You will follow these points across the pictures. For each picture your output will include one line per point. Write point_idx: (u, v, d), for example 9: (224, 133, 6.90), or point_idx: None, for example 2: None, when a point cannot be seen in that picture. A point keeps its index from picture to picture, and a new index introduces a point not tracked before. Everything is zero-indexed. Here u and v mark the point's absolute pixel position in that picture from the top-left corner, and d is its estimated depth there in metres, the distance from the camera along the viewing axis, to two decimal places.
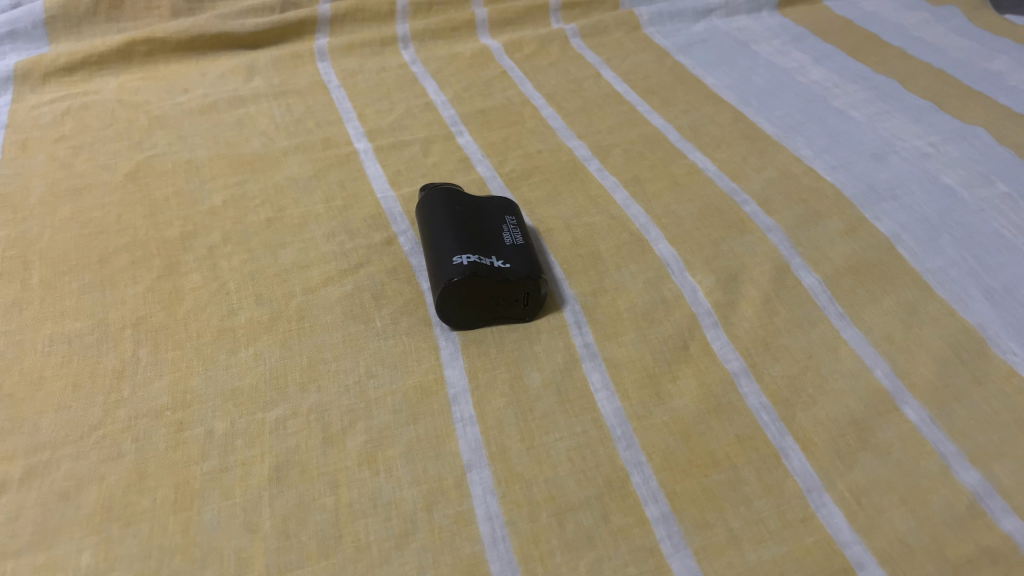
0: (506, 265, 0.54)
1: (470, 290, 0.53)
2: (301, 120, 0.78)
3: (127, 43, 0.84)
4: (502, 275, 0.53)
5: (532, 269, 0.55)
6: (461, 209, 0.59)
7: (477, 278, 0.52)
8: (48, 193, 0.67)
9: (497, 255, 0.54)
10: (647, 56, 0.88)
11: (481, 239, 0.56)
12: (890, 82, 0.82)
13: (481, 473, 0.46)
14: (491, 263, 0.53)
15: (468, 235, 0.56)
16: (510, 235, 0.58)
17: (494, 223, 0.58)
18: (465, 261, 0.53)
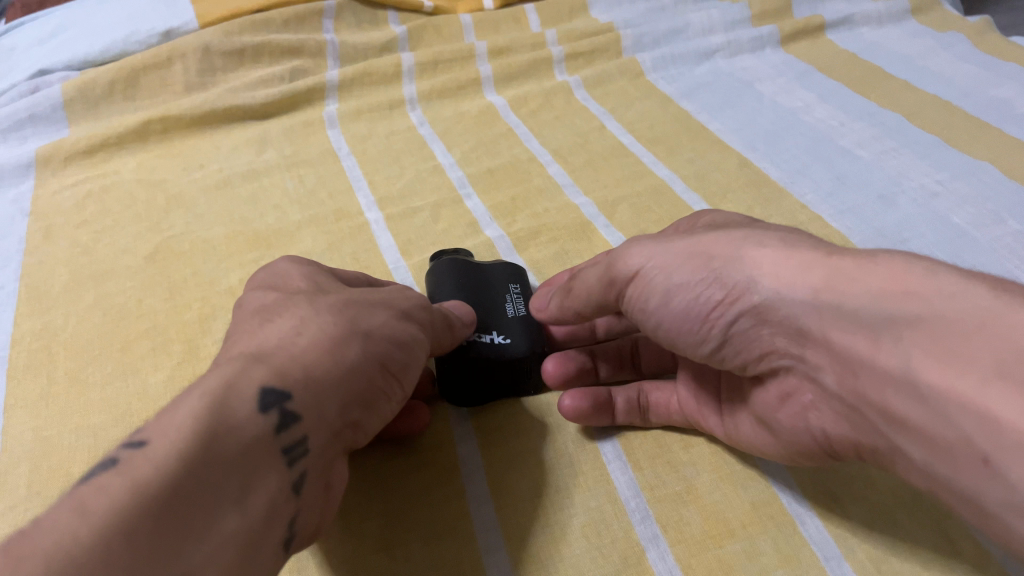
0: (507, 338, 0.55)
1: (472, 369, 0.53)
2: (313, 191, 0.79)
3: (143, 121, 0.86)
4: (502, 350, 0.54)
5: (533, 341, 0.55)
6: (462, 278, 0.60)
7: (476, 358, 0.53)
8: (71, 281, 0.69)
9: (496, 332, 0.55)
10: (651, 104, 0.89)
11: (482, 315, 0.56)
12: (896, 117, 0.82)
13: (498, 555, 0.46)
14: (489, 342, 0.54)
15: (470, 309, 0.57)
16: (512, 305, 0.58)
17: (496, 294, 0.59)
18: (463, 341, 0.54)
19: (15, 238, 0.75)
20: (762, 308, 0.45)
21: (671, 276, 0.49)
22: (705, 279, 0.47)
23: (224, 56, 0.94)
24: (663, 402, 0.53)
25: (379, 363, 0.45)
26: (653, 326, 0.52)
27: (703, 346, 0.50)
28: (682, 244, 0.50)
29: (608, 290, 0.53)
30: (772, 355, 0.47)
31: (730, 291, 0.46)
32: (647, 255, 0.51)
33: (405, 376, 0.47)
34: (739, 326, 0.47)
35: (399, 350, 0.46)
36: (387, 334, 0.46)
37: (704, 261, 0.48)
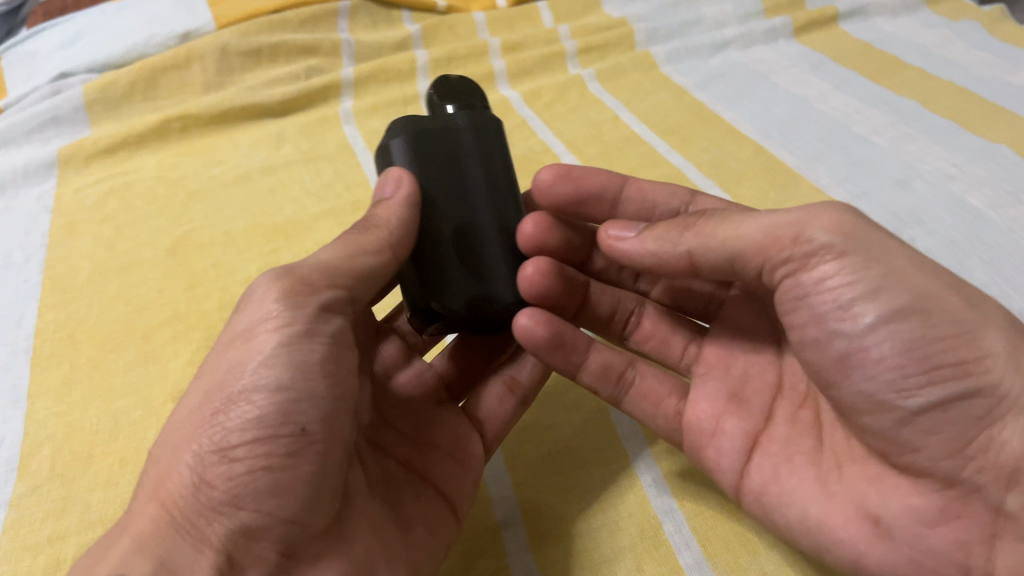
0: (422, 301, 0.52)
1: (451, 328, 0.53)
2: (330, 184, 0.80)
3: (163, 120, 0.87)
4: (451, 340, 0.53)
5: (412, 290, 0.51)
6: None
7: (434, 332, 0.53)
8: (94, 274, 0.71)
9: None
10: (664, 95, 0.89)
11: None
12: (911, 104, 0.82)
13: (515, 530, 0.48)
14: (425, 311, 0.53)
15: None
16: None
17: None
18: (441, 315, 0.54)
19: (39, 234, 0.76)
20: (1007, 402, 0.40)
21: (893, 290, 0.42)
22: (949, 337, 0.41)
23: (241, 56, 0.95)
24: (654, 394, 0.53)
25: (213, 455, 0.39)
26: (837, 342, 0.44)
27: (898, 398, 0.42)
28: (905, 255, 0.43)
29: (789, 229, 0.44)
30: (968, 460, 0.41)
31: (977, 355, 0.41)
32: (852, 245, 0.43)
33: (282, 417, 0.40)
34: (967, 407, 0.41)
35: (239, 413, 0.40)
36: (215, 412, 0.40)
37: (955, 306, 0.42)
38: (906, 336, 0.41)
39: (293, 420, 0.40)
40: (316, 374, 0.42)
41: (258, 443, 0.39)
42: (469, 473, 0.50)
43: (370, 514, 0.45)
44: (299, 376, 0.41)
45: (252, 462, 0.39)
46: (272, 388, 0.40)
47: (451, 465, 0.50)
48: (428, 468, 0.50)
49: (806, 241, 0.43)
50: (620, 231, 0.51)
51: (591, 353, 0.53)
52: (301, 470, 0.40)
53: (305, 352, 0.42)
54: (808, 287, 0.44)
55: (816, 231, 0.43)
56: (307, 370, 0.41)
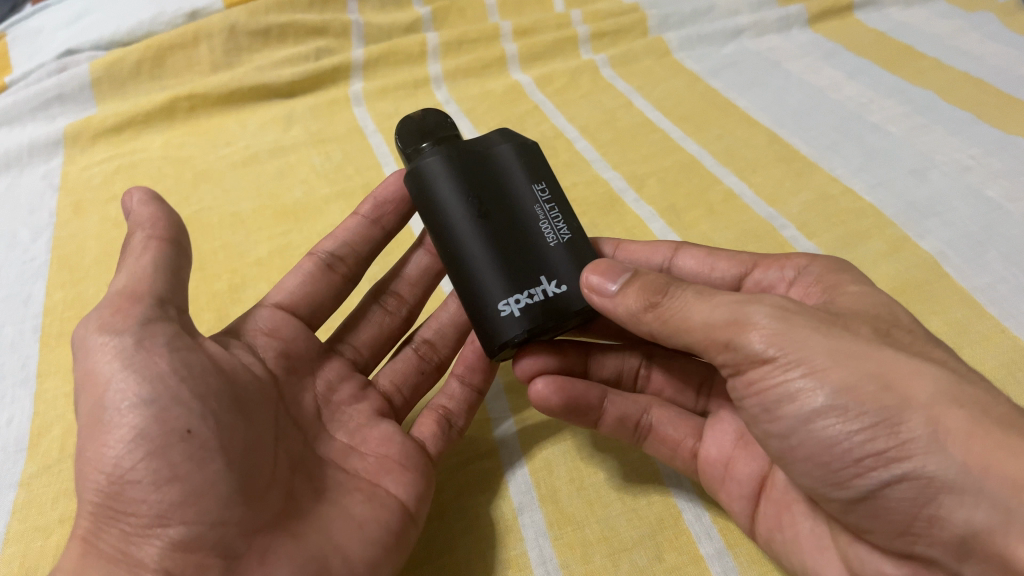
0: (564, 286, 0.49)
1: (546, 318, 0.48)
2: (340, 167, 0.79)
3: (170, 99, 0.86)
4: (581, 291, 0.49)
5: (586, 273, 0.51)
6: (468, 195, 0.51)
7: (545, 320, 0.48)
8: (101, 254, 0.70)
9: (544, 277, 0.49)
10: (677, 82, 0.88)
11: (517, 252, 0.49)
12: (927, 94, 0.81)
13: (533, 516, 0.47)
14: (548, 288, 0.48)
15: (499, 247, 0.49)
16: (545, 228, 0.51)
17: (524, 211, 0.51)
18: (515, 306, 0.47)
19: (45, 212, 0.75)
20: (936, 482, 0.37)
21: (827, 377, 0.40)
22: (872, 423, 0.38)
23: (249, 36, 0.93)
24: (672, 438, 0.50)
25: (108, 487, 0.40)
26: (772, 441, 0.43)
27: (834, 490, 0.41)
28: (824, 340, 0.40)
29: (725, 333, 0.42)
30: (915, 538, 0.39)
31: (900, 442, 0.38)
32: (774, 339, 0.41)
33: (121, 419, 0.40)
34: (895, 492, 0.38)
35: (116, 444, 0.40)
36: (102, 451, 0.41)
37: (875, 390, 0.39)
38: (840, 434, 0.39)
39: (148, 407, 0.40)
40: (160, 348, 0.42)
41: (138, 461, 0.40)
42: (414, 475, 0.48)
43: (311, 512, 0.44)
44: (138, 397, 0.41)
45: (144, 488, 0.40)
46: (122, 402, 0.40)
47: (390, 468, 0.49)
48: (374, 471, 0.49)
49: (739, 348, 0.41)
50: (601, 280, 0.46)
51: (605, 406, 0.50)
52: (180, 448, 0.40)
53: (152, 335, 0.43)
54: (749, 390, 0.43)
55: (753, 335, 0.41)
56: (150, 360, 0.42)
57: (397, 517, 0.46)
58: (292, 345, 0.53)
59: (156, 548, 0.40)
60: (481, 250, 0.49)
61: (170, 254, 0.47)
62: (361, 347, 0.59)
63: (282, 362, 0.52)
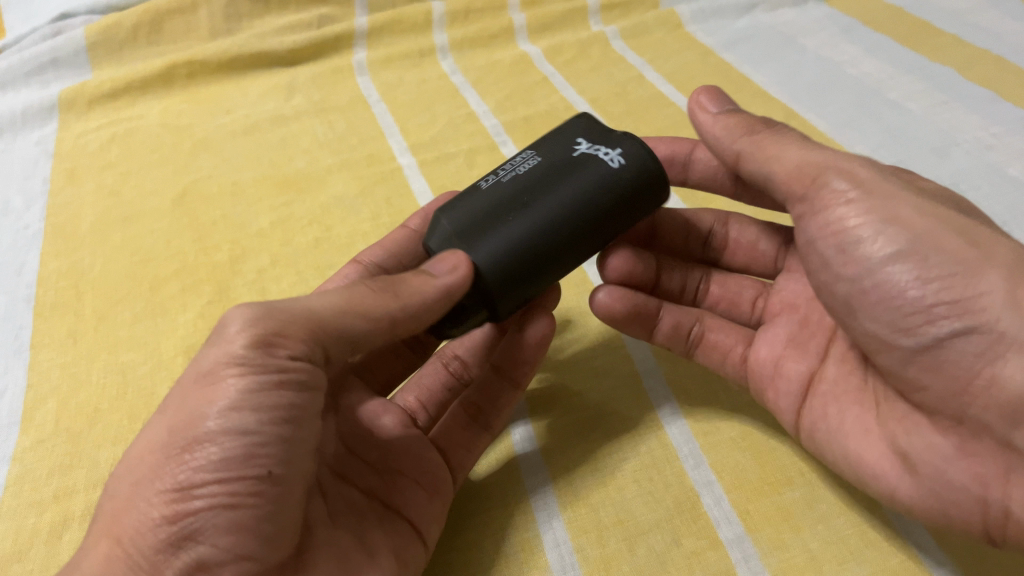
0: (578, 138, 0.48)
1: (619, 143, 0.47)
2: (343, 137, 0.77)
3: (168, 66, 0.84)
4: (587, 126, 0.49)
5: (550, 135, 0.49)
6: (503, 216, 0.44)
7: (621, 141, 0.47)
8: (97, 223, 0.68)
9: (575, 149, 0.47)
10: (689, 56, 0.86)
11: (553, 171, 0.46)
12: (946, 71, 0.79)
13: (545, 499, 0.46)
14: (586, 146, 0.47)
15: (552, 180, 0.45)
16: (524, 163, 0.47)
17: (507, 177, 0.47)
18: (612, 152, 0.46)
19: (39, 179, 0.73)
20: (1009, 337, 0.38)
21: (915, 226, 0.41)
22: (943, 273, 0.40)
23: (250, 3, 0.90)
24: (722, 345, 0.52)
25: (172, 496, 0.36)
26: (841, 285, 0.44)
27: (900, 337, 0.42)
28: (913, 201, 0.43)
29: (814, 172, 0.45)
30: (972, 400, 0.39)
31: (976, 295, 0.39)
32: (861, 206, 0.43)
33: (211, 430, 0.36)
34: (962, 343, 0.39)
35: (203, 455, 0.36)
36: (178, 451, 0.37)
37: (955, 250, 0.40)
38: (909, 280, 0.41)
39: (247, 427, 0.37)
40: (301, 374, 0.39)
41: (220, 483, 0.36)
42: (429, 496, 0.46)
43: (332, 548, 0.41)
44: (262, 419, 0.37)
45: (202, 514, 0.36)
46: (239, 423, 0.37)
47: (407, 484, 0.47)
48: (389, 489, 0.47)
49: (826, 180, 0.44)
50: (711, 100, 0.52)
51: (662, 314, 0.52)
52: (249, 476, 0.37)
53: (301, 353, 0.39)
54: (823, 232, 0.45)
55: (841, 180, 0.44)
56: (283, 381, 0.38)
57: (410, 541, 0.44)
58: None
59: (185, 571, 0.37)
60: (564, 200, 0.45)
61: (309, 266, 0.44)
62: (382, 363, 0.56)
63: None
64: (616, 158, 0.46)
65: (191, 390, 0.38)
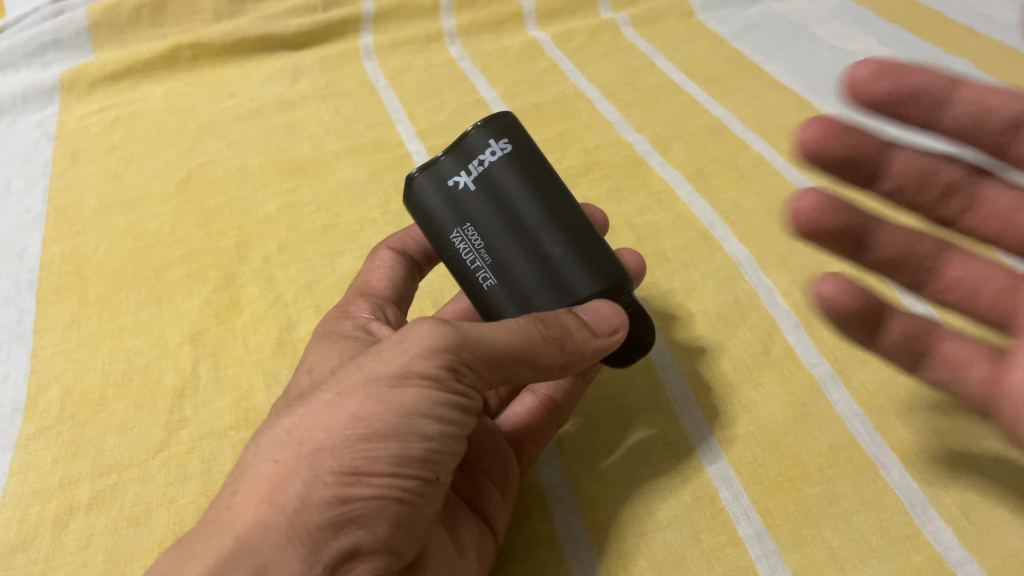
0: (454, 183, 0.43)
1: (476, 142, 0.43)
2: (350, 122, 0.76)
3: (172, 48, 0.83)
4: (432, 175, 0.44)
5: (437, 197, 0.44)
6: (559, 254, 0.42)
7: (480, 138, 0.43)
8: (100, 206, 0.66)
9: (484, 177, 0.43)
10: (701, 44, 0.85)
11: (501, 198, 0.43)
12: (961, 62, 0.78)
13: (561, 495, 0.46)
14: (477, 162, 0.43)
15: (520, 206, 0.43)
16: (478, 237, 0.43)
17: (493, 254, 0.43)
18: (489, 142, 0.43)
19: (40, 162, 0.72)
20: None
21: None
22: None
23: None
24: (960, 355, 0.46)
25: (347, 479, 0.36)
26: None
27: None
28: None
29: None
30: None
31: None
32: None
33: (394, 428, 0.37)
34: None
35: (383, 448, 0.36)
36: (359, 439, 0.36)
37: None
38: None
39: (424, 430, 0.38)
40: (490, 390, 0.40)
41: (394, 477, 0.37)
42: (502, 495, 0.45)
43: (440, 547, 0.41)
44: (441, 430, 0.38)
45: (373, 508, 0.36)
46: (426, 430, 0.37)
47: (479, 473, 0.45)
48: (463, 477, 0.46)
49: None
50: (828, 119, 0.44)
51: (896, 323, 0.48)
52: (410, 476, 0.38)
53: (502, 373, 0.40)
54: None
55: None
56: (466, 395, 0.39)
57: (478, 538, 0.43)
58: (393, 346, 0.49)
59: (339, 555, 0.36)
60: (547, 198, 0.43)
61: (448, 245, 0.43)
62: None
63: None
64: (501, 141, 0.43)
65: (372, 379, 0.38)
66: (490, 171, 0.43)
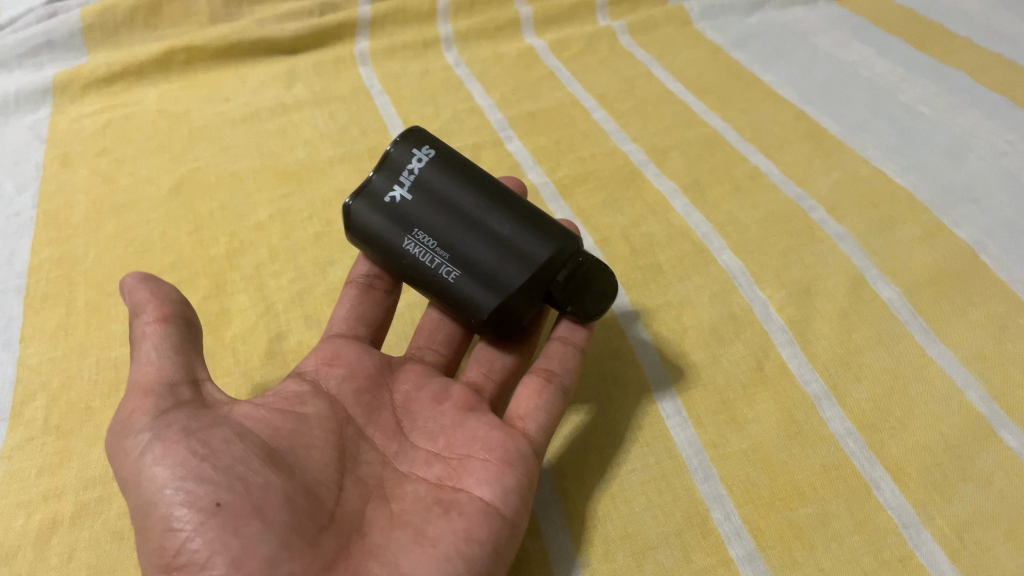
0: (394, 201, 0.48)
1: (395, 163, 0.49)
2: (345, 128, 0.75)
3: (166, 51, 0.82)
4: (367, 196, 0.48)
5: (380, 220, 0.48)
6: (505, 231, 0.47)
7: (398, 158, 0.49)
8: (91, 211, 0.66)
9: (416, 186, 0.48)
10: (699, 53, 0.85)
11: (437, 199, 0.48)
12: (959, 74, 0.78)
13: (551, 510, 0.45)
14: (406, 174, 0.48)
15: (452, 198, 0.48)
16: (428, 238, 0.47)
17: (447, 245, 0.47)
18: (415, 154, 0.49)
19: (31, 164, 0.71)
20: None
21: None
22: None
23: None
24: None
25: (173, 531, 0.37)
26: None
27: None
28: None
29: None
30: None
31: None
32: None
33: (204, 495, 0.38)
34: None
35: (166, 497, 0.38)
36: (153, 503, 0.38)
37: None
38: None
39: (201, 505, 0.37)
40: (196, 462, 0.39)
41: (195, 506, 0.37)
42: (502, 469, 0.44)
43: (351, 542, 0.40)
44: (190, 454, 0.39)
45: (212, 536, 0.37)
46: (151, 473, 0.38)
47: (474, 464, 0.44)
48: (455, 475, 0.44)
49: None
50: None
51: None
52: (253, 533, 0.37)
53: (173, 456, 0.39)
54: None
55: None
56: (160, 484, 0.38)
57: (487, 524, 0.41)
58: (359, 365, 0.49)
59: None
60: (473, 187, 0.48)
61: (182, 333, 0.44)
62: (438, 346, 0.54)
63: (352, 388, 0.47)
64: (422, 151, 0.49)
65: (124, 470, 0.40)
66: (421, 177, 0.48)
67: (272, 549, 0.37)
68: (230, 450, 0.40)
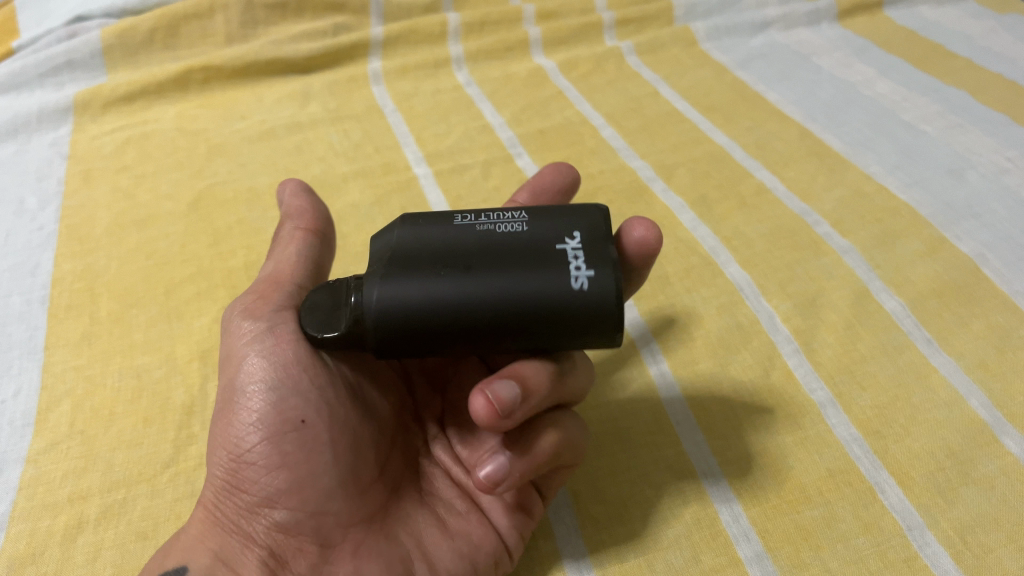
0: (577, 231, 0.38)
1: (595, 262, 0.37)
2: (359, 145, 0.77)
3: (184, 70, 0.84)
4: (586, 222, 0.39)
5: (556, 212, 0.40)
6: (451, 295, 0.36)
7: (594, 270, 0.37)
8: (112, 225, 0.67)
9: (559, 261, 0.37)
10: (705, 73, 0.87)
11: (503, 270, 0.36)
12: (961, 94, 0.79)
13: (564, 512, 0.46)
14: (574, 262, 0.37)
15: (494, 286, 0.36)
16: (513, 222, 0.39)
17: (484, 240, 0.38)
18: (581, 278, 0.36)
19: (53, 181, 0.73)
20: None
21: None
22: None
23: (267, 9, 0.90)
24: None
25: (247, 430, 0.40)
26: None
27: None
28: None
29: None
30: None
31: None
32: None
33: (289, 411, 0.40)
34: None
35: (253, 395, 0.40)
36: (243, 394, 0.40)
37: None
38: None
39: (288, 417, 0.40)
40: (296, 371, 0.40)
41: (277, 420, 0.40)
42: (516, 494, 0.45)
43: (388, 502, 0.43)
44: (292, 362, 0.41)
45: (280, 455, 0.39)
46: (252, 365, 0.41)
47: None
48: None
49: None
50: None
51: None
52: (320, 463, 0.40)
53: (279, 355, 0.41)
54: None
55: None
56: (258, 376, 0.40)
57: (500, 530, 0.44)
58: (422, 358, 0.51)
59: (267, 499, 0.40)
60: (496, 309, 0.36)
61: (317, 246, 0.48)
62: None
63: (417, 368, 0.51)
64: (604, 296, 0.36)
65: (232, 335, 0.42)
66: (547, 266, 0.37)
67: (331, 485, 0.40)
68: (327, 371, 0.42)
